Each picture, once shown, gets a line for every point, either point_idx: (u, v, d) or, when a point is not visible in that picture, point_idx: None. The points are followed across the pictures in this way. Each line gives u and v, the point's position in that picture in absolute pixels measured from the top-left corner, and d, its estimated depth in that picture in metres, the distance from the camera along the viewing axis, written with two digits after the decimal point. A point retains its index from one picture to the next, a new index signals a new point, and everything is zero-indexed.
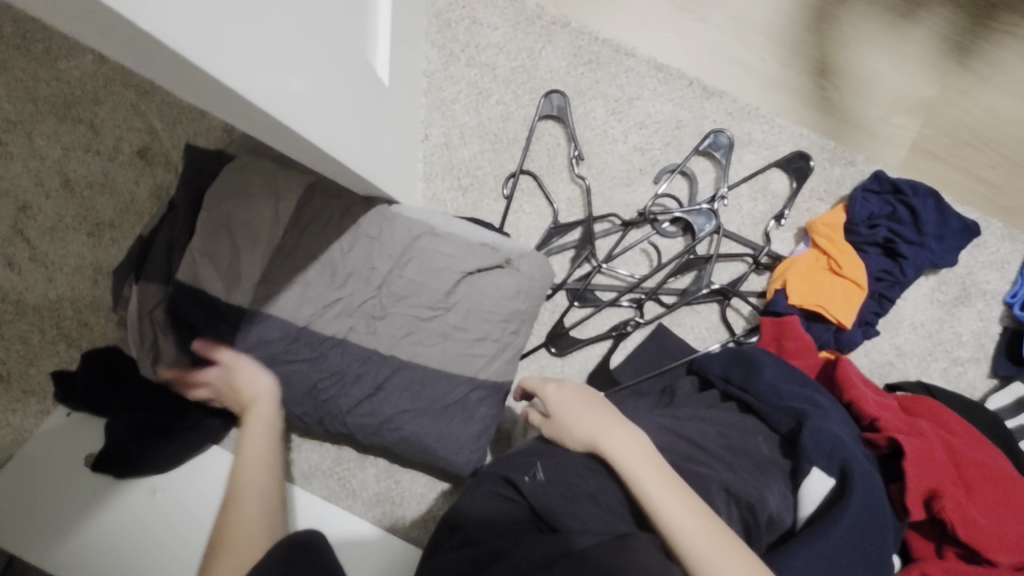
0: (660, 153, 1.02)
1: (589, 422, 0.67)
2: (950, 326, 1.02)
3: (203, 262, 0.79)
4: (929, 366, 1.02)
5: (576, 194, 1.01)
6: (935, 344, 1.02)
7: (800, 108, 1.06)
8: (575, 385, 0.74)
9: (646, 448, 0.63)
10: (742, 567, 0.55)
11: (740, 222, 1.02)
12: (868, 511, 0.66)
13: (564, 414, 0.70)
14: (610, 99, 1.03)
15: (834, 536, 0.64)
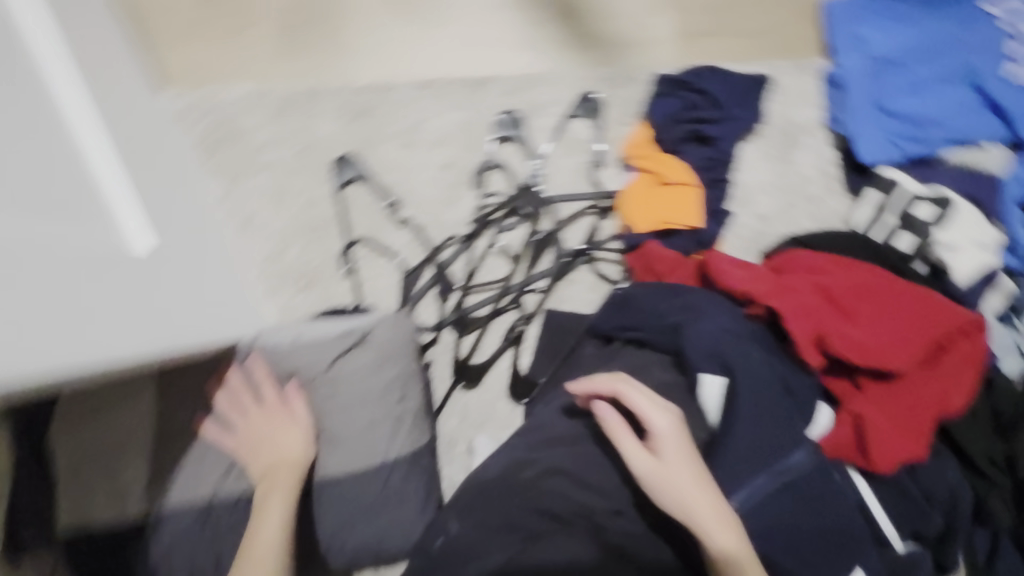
0: (466, 159, 1.02)
1: (701, 493, 0.62)
2: (793, 172, 1.06)
3: (81, 501, 0.76)
4: (795, 216, 1.05)
5: (411, 237, 1.01)
6: (790, 195, 1.05)
7: (569, 51, 1.05)
8: (685, 435, 0.65)
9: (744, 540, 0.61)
10: None
11: (568, 182, 1.02)
12: (758, 396, 0.69)
13: (669, 470, 0.63)
14: (397, 134, 1.01)
15: (738, 436, 0.67)
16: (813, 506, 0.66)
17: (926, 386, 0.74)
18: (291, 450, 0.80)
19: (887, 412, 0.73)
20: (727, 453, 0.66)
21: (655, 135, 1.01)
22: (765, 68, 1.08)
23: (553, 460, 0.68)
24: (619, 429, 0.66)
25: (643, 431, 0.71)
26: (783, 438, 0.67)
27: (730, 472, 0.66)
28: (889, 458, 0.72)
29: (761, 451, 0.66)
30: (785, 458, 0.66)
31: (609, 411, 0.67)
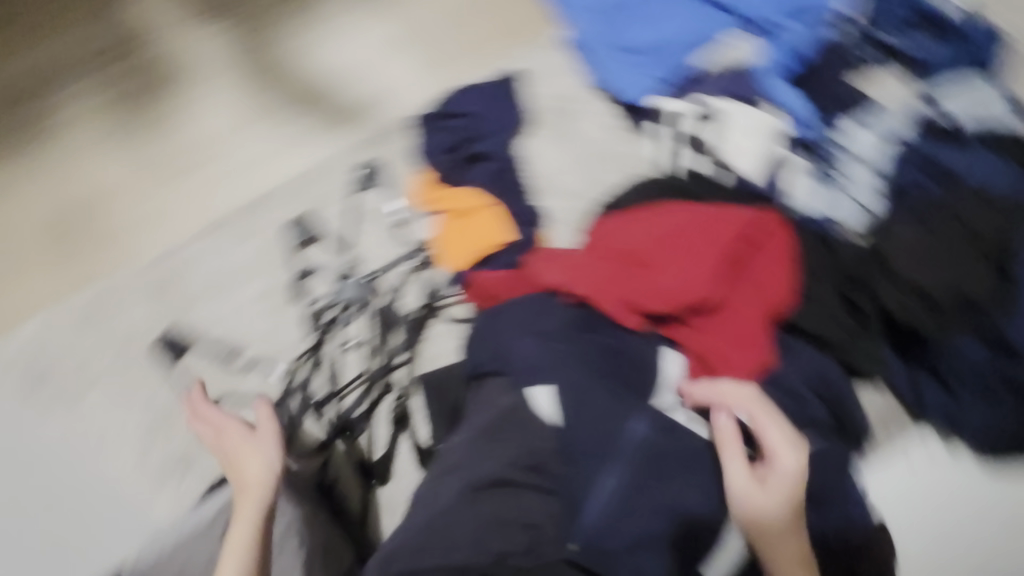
0: (278, 279, 1.00)
1: (788, 526, 0.65)
2: (583, 140, 1.06)
3: None
4: (606, 180, 1.04)
5: (262, 375, 0.99)
6: (590, 162, 1.05)
7: (323, 134, 1.03)
8: (802, 483, 0.66)
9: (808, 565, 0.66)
10: None
11: (383, 253, 1.01)
12: (575, 386, 0.69)
13: (773, 494, 0.65)
14: (202, 288, 0.99)
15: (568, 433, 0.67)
16: (670, 470, 0.66)
17: (743, 299, 0.77)
18: (270, 465, 0.80)
19: (719, 339, 0.75)
20: (570, 458, 0.66)
21: (436, 175, 0.96)
22: (512, 61, 1.08)
23: (423, 539, 0.63)
24: (728, 434, 0.68)
25: (502, 466, 0.67)
26: (619, 417, 0.67)
27: (584, 473, 0.65)
28: (737, 379, 0.74)
29: (601, 441, 0.66)
30: (622, 432, 0.66)
31: (729, 413, 0.69)
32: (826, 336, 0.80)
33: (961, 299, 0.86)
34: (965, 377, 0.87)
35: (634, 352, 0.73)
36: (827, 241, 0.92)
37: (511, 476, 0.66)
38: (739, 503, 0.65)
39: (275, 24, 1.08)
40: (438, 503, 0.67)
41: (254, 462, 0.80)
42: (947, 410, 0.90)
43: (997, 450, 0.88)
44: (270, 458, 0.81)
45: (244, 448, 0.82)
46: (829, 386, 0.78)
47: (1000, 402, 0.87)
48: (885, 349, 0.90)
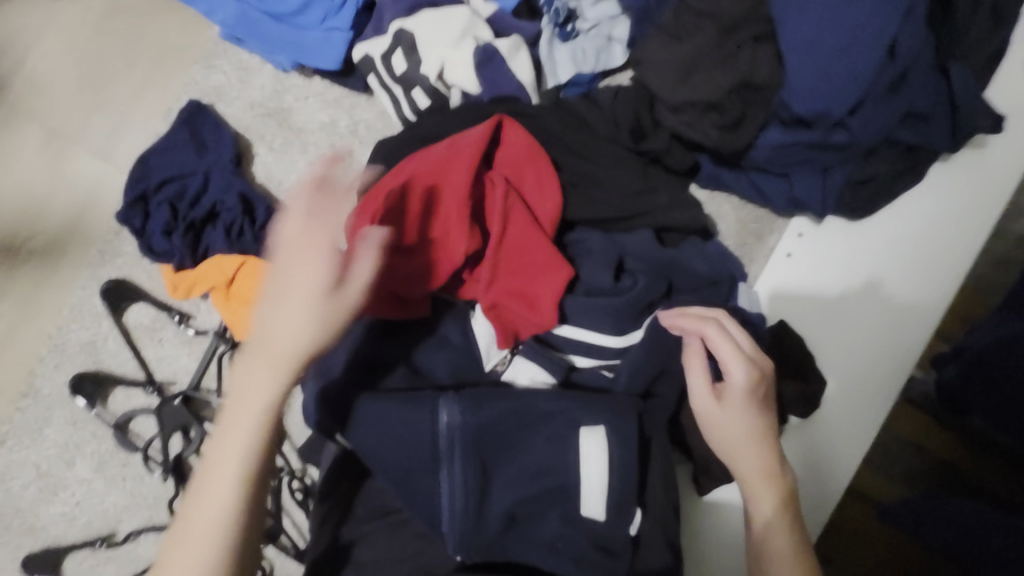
0: (104, 442, 0.91)
1: (754, 436, 0.63)
2: (313, 130, 0.93)
3: None
4: (354, 154, 0.92)
5: (148, 536, 0.91)
6: (332, 147, 0.92)
7: (50, 279, 0.93)
8: (763, 387, 0.63)
9: (780, 482, 0.63)
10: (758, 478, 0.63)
11: (187, 355, 0.92)
12: (367, 418, 0.60)
13: (739, 420, 0.63)
14: (36, 495, 0.90)
15: (386, 463, 0.60)
16: (503, 436, 0.60)
17: (513, 226, 0.67)
18: (303, 312, 0.52)
19: (509, 280, 0.67)
20: (395, 483, 0.60)
21: (174, 264, 0.85)
22: (188, 90, 0.94)
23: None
24: (689, 360, 0.64)
25: (351, 526, 0.63)
26: (422, 420, 0.59)
27: (416, 488, 0.59)
28: (547, 311, 0.66)
29: (414, 453, 0.59)
30: (433, 434, 0.59)
31: (692, 342, 0.64)
32: (613, 206, 0.72)
33: (742, 83, 0.76)
34: (792, 155, 0.78)
35: (432, 332, 0.67)
36: (591, 96, 0.82)
37: (365, 529, 0.62)
38: (707, 426, 0.64)
39: None
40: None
41: (309, 285, 0.52)
42: (790, 195, 0.80)
43: (866, 207, 0.78)
44: (313, 290, 0.52)
45: (297, 245, 0.53)
46: (645, 258, 0.70)
47: (845, 160, 0.78)
48: (703, 162, 0.83)
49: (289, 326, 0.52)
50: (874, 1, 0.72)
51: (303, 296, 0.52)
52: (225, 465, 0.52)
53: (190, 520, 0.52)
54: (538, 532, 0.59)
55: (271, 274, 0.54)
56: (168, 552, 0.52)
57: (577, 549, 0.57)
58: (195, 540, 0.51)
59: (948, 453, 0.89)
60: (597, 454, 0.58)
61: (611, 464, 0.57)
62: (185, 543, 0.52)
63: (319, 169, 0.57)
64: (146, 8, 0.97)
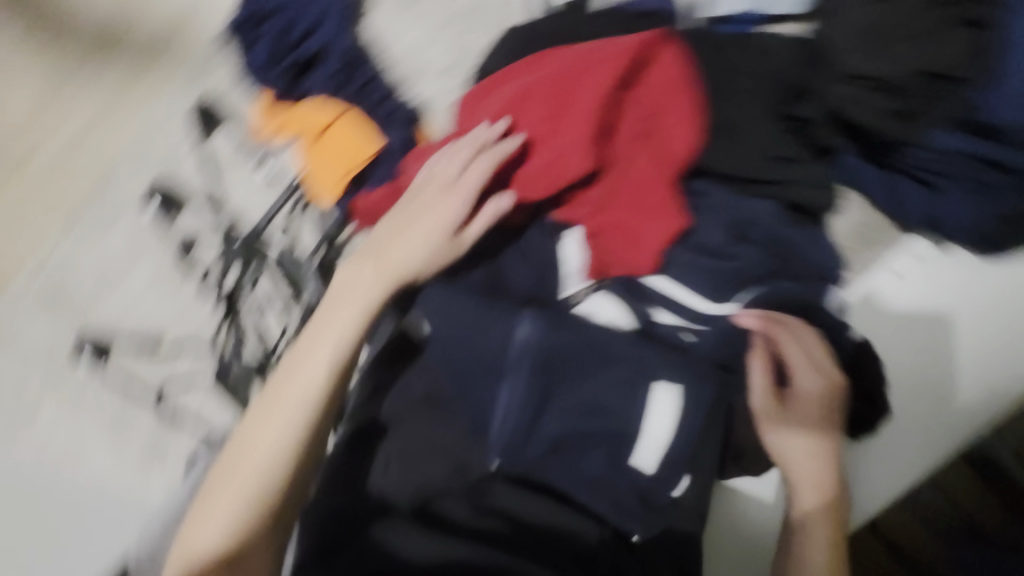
0: (165, 256, 0.93)
1: (809, 442, 0.58)
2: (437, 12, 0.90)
3: None
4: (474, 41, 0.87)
5: (188, 354, 0.94)
6: (451, 33, 0.89)
7: (142, 79, 0.98)
8: (826, 393, 0.59)
9: (835, 503, 0.57)
10: (816, 476, 0.57)
11: (260, 196, 0.91)
12: (447, 305, 0.60)
13: (796, 430, 0.59)
14: (96, 286, 0.95)
15: (453, 353, 0.60)
16: (573, 366, 0.57)
17: (638, 158, 0.61)
18: (427, 239, 0.62)
19: (617, 213, 0.62)
20: (457, 378, 0.60)
21: (274, 95, 0.82)
22: None
23: (333, 495, 0.60)
24: (752, 360, 0.60)
25: (399, 402, 0.62)
26: (500, 326, 0.58)
27: (476, 389, 0.59)
28: (645, 257, 0.62)
29: (483, 355, 0.59)
30: (511, 344, 0.57)
31: (758, 342, 0.60)
32: (748, 164, 0.65)
33: (935, 73, 0.66)
34: (953, 164, 0.68)
35: (522, 242, 0.65)
36: (760, 42, 0.73)
37: (408, 412, 0.61)
38: (762, 429, 0.59)
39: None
40: (346, 448, 0.63)
41: (430, 223, 0.63)
42: (930, 212, 0.68)
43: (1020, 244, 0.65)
44: (434, 224, 0.63)
45: (433, 190, 0.64)
46: (765, 229, 0.64)
47: None
48: (844, 152, 0.73)
49: (408, 243, 0.63)
50: None
51: (414, 230, 0.63)
52: (317, 349, 0.61)
53: (279, 390, 0.60)
54: (581, 469, 0.58)
55: (402, 209, 0.65)
56: (252, 421, 0.60)
57: (619, 496, 0.57)
58: (277, 410, 0.59)
59: (981, 511, 0.87)
60: (666, 408, 0.56)
61: (679, 420, 0.56)
62: (267, 415, 0.60)
63: (482, 130, 0.63)
64: None
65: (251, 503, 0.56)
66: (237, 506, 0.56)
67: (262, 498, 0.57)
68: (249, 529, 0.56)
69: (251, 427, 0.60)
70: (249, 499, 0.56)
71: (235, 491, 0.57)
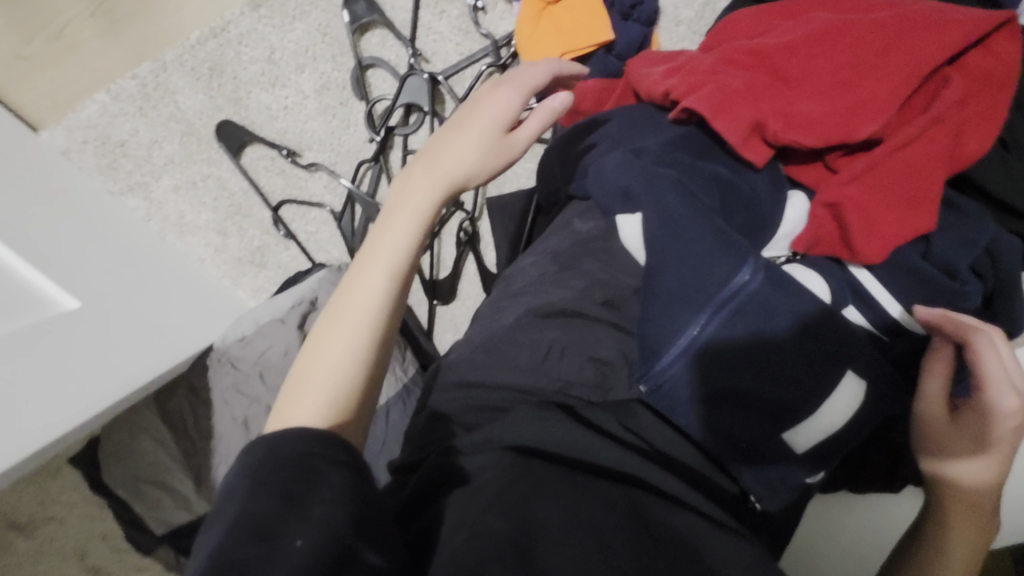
0: (340, 73, 0.88)
1: (983, 448, 0.54)
2: None
3: (164, 496, 0.91)
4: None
5: (326, 177, 0.93)
6: None
7: None
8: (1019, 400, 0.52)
9: (984, 524, 0.54)
10: (982, 484, 0.54)
11: (455, 44, 0.85)
12: (670, 221, 0.56)
13: (960, 441, 0.55)
14: (260, 77, 0.90)
15: (658, 271, 0.57)
16: (781, 328, 0.54)
17: (928, 142, 0.56)
18: (484, 138, 0.58)
19: (873, 192, 0.57)
20: (652, 298, 0.56)
21: None
22: None
23: (488, 343, 0.62)
24: (937, 365, 0.56)
25: (577, 296, 0.61)
26: (720, 264, 0.54)
27: (667, 318, 0.55)
28: (880, 249, 0.57)
29: (692, 285, 0.55)
30: (725, 282, 0.54)
31: (945, 349, 0.56)
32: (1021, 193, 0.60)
33: None
34: None
35: (746, 185, 0.60)
36: None
37: (584, 308, 0.60)
38: (927, 438, 0.56)
39: None
40: (511, 319, 0.62)
41: (486, 113, 0.59)
42: None
43: None
44: (494, 118, 0.58)
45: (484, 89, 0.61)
46: (1005, 267, 0.60)
47: None
48: None
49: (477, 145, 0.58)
50: None
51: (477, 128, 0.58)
52: (372, 250, 0.53)
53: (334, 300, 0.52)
54: (739, 427, 0.55)
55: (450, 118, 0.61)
56: (321, 326, 0.51)
57: (762, 466, 0.56)
58: (347, 309, 0.51)
59: None
60: (847, 401, 0.55)
61: (857, 414, 0.55)
62: (335, 318, 0.51)
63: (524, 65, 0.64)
64: None
65: (335, 406, 0.48)
66: (328, 404, 0.48)
67: (342, 403, 0.48)
68: (340, 424, 0.48)
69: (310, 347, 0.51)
70: (334, 395, 0.48)
71: (318, 394, 0.48)
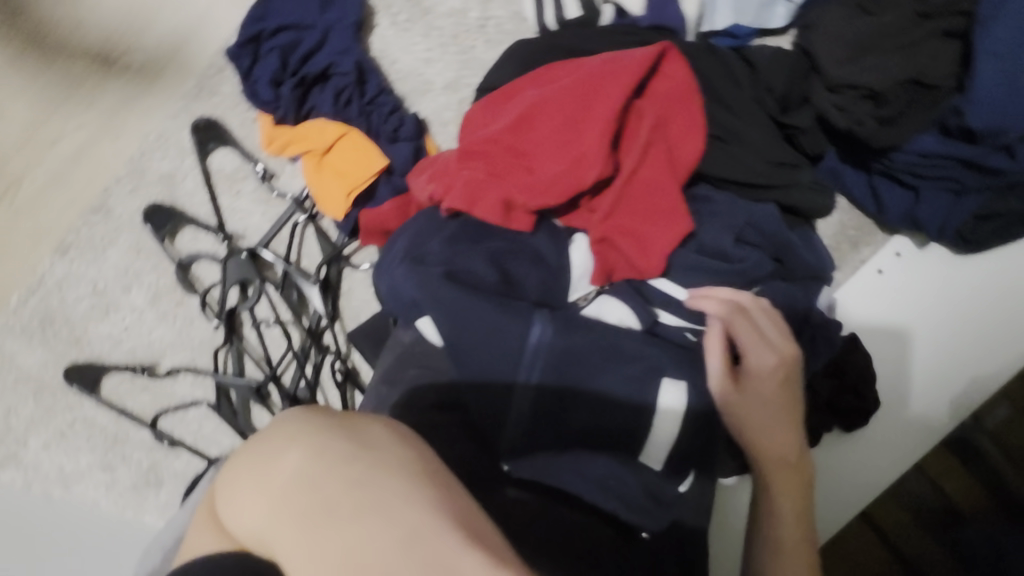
0: (164, 280, 0.91)
1: (771, 411, 0.64)
2: (439, 16, 0.85)
3: None
4: (475, 53, 0.85)
5: (189, 376, 0.94)
6: (454, 39, 0.85)
7: (136, 101, 0.87)
8: (776, 363, 0.64)
9: (797, 466, 0.64)
10: (781, 441, 0.64)
11: (261, 213, 0.89)
12: (455, 313, 0.61)
13: (751, 402, 0.64)
14: (90, 312, 0.92)
15: (463, 359, 0.62)
16: (588, 363, 0.61)
17: (650, 165, 0.63)
18: None
19: (627, 218, 0.65)
20: (470, 384, 0.62)
21: (276, 115, 0.81)
22: None
23: None
24: (711, 341, 0.64)
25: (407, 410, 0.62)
26: (512, 329, 0.60)
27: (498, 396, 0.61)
28: (656, 260, 0.65)
29: (497, 360, 0.60)
30: (523, 349, 0.60)
31: (713, 327, 0.64)
32: (748, 169, 0.69)
33: (915, 79, 0.70)
34: (935, 167, 0.74)
35: (529, 248, 0.66)
36: (752, 55, 0.76)
37: (418, 420, 0.61)
38: (730, 414, 0.64)
39: None
40: None
41: None
42: (909, 212, 0.78)
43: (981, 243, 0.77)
44: None
45: None
46: (761, 232, 0.68)
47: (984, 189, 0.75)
48: (829, 154, 0.81)
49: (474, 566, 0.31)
50: None
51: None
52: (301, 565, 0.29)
53: (369, 448, 0.31)
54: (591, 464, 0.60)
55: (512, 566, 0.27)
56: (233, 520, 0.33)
57: (628, 493, 0.60)
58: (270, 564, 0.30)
59: (961, 496, 0.95)
60: (673, 405, 0.61)
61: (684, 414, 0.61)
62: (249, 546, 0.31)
63: None
64: None
65: None
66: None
67: None
68: None
69: (319, 462, 0.31)
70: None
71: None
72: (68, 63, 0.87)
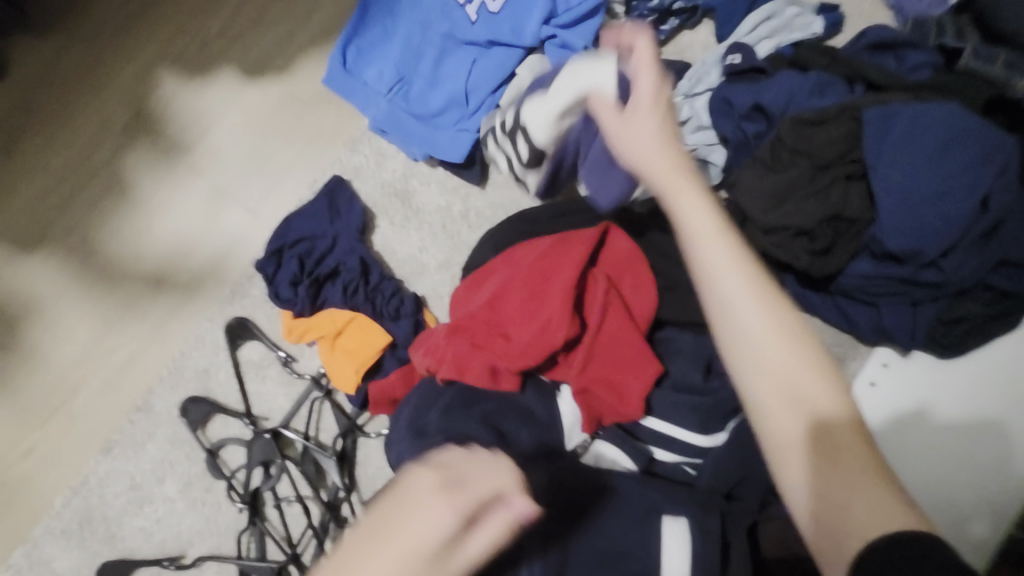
0: (197, 467, 0.98)
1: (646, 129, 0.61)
2: (428, 211, 1.01)
3: None
4: (461, 237, 1.00)
5: (212, 564, 0.96)
6: (442, 227, 1.01)
7: (182, 311, 1.03)
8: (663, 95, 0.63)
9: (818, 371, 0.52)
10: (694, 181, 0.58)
11: (284, 395, 0.99)
12: None
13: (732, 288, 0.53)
14: (127, 506, 0.98)
15: None
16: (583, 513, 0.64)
17: (610, 320, 0.73)
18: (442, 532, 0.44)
19: (600, 368, 0.72)
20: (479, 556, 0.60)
21: (294, 311, 0.94)
22: (331, 167, 1.04)
23: None
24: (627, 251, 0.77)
25: None
26: None
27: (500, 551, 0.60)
28: (634, 403, 0.71)
29: None
30: None
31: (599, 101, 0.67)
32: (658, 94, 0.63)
33: (833, 215, 0.81)
34: (881, 287, 0.82)
35: (521, 406, 0.73)
36: None
37: None
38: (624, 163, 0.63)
39: (89, 225, 1.05)
40: None
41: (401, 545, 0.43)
42: (877, 324, 0.85)
43: (956, 346, 0.83)
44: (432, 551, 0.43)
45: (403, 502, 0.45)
46: None
47: (936, 298, 0.82)
48: (789, 284, 0.90)
49: (493, 516, 0.46)
50: (969, 151, 0.76)
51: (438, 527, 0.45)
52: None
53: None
54: None
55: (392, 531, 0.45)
56: None
57: None
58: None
59: None
60: (678, 546, 0.62)
61: (691, 557, 0.61)
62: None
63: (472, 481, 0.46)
64: (302, 91, 1.07)
65: None
66: None
67: None
68: None
69: None
70: None
71: None
72: (127, 287, 1.04)
